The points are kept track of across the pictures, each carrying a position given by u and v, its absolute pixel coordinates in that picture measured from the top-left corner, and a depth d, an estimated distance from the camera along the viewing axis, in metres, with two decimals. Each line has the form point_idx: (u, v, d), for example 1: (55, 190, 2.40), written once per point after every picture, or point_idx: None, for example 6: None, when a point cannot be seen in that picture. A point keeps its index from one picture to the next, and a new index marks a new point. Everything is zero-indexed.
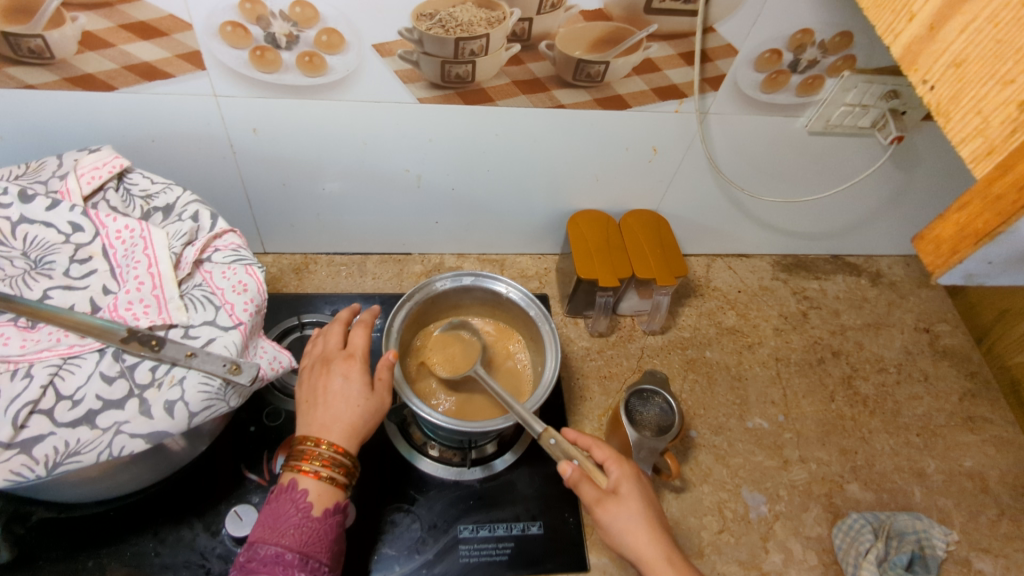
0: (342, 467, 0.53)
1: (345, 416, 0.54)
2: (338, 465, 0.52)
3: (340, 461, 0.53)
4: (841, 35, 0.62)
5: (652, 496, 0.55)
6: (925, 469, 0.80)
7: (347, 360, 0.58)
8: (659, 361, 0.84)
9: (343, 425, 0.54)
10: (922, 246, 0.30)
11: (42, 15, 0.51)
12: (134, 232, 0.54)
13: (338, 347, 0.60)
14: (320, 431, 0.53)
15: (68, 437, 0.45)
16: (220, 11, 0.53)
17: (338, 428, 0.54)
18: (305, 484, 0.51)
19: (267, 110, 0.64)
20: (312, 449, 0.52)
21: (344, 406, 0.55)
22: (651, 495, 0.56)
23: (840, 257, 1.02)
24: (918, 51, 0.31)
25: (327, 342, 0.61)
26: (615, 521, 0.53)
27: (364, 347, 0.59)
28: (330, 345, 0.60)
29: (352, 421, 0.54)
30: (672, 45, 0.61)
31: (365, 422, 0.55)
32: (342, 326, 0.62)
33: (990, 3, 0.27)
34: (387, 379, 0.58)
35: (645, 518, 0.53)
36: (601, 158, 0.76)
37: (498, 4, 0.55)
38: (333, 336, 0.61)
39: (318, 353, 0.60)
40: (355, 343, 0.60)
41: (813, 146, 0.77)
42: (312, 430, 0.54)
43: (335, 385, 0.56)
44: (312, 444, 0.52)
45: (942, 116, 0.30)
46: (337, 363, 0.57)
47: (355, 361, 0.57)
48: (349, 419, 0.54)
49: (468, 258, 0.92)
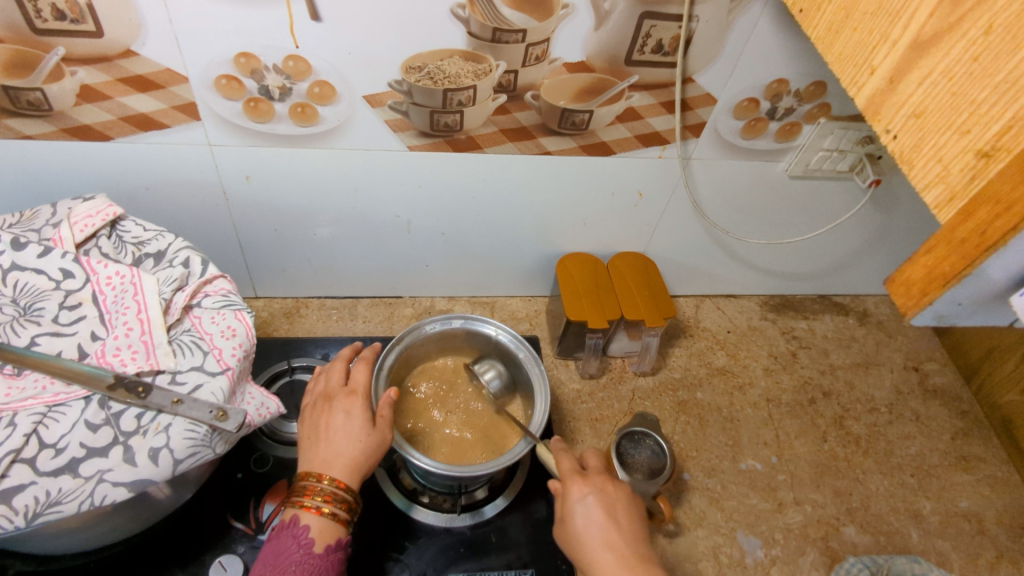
0: (343, 503, 0.52)
1: (347, 451, 0.54)
2: (340, 501, 0.52)
3: (342, 497, 0.52)
4: (815, 84, 0.65)
5: (592, 509, 0.53)
6: (921, 510, 0.79)
7: (348, 396, 0.58)
8: (650, 403, 0.83)
9: (344, 461, 0.53)
10: (894, 289, 0.31)
11: (42, 70, 0.53)
12: (124, 278, 0.54)
13: (339, 384, 0.60)
14: (322, 467, 0.53)
15: (49, 486, 0.45)
16: (215, 65, 0.55)
17: (340, 463, 0.53)
18: (307, 520, 0.51)
19: (259, 158, 0.65)
20: (315, 484, 0.52)
21: (345, 441, 0.54)
22: (594, 505, 0.53)
23: (827, 297, 1.03)
24: (880, 102, 0.32)
25: (327, 380, 0.61)
26: (568, 544, 0.53)
27: (365, 384, 0.60)
28: (331, 383, 0.60)
29: (353, 456, 0.54)
30: (653, 94, 0.63)
31: (367, 459, 0.55)
32: (343, 363, 0.62)
33: (943, 59, 0.28)
34: (389, 415, 0.58)
35: (585, 543, 0.51)
36: (588, 203, 0.77)
37: (484, 57, 0.57)
38: (333, 373, 0.61)
39: (319, 390, 0.60)
40: (357, 380, 0.60)
41: (795, 190, 0.79)
42: (314, 466, 0.53)
43: (338, 421, 0.55)
44: (315, 479, 0.52)
45: (906, 164, 0.31)
46: (338, 400, 0.57)
47: (356, 397, 0.57)
48: (351, 454, 0.54)
49: (458, 301, 0.93)
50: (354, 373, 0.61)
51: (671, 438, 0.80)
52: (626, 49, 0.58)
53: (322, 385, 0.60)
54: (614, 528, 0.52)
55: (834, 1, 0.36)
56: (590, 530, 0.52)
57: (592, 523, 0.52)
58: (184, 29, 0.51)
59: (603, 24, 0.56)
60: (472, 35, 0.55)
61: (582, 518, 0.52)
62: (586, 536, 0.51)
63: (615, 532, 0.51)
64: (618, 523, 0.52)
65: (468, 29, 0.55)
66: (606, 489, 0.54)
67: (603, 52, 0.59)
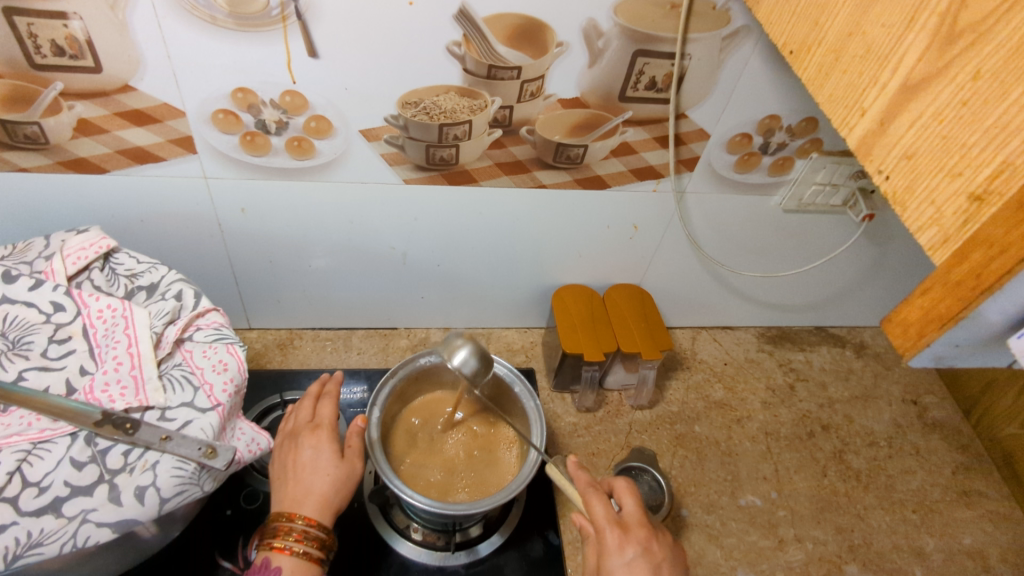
0: (316, 540, 0.52)
1: (316, 486, 0.55)
2: (312, 538, 0.52)
3: (314, 534, 0.52)
4: (807, 121, 0.66)
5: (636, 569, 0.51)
6: (924, 548, 0.78)
7: (313, 431, 0.59)
8: (647, 437, 0.82)
9: (315, 497, 0.54)
10: (891, 329, 0.31)
11: (40, 104, 0.53)
12: (116, 311, 0.53)
13: (306, 421, 0.61)
14: (293, 506, 0.54)
15: (31, 526, 0.44)
16: (213, 99, 0.55)
17: (310, 500, 0.54)
18: (279, 561, 0.51)
19: (256, 191, 0.65)
20: (286, 524, 0.52)
21: (314, 476, 0.55)
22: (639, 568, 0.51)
23: (824, 329, 1.02)
24: (872, 143, 0.32)
25: (296, 417, 0.62)
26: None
27: (330, 417, 0.61)
28: (299, 419, 0.61)
29: (324, 491, 0.55)
30: (647, 129, 0.64)
31: (336, 492, 0.56)
32: (312, 399, 0.63)
33: (934, 101, 0.28)
34: (358, 445, 0.59)
35: None
36: (584, 235, 0.77)
37: (480, 92, 0.58)
38: (302, 409, 0.62)
39: (288, 428, 0.61)
40: (323, 415, 0.61)
41: (789, 223, 0.79)
42: (285, 506, 0.54)
43: (305, 458, 0.56)
44: (285, 519, 0.52)
45: (899, 205, 0.31)
46: (304, 436, 0.58)
47: (322, 432, 0.59)
48: (321, 489, 0.55)
49: (454, 332, 0.92)
50: (319, 409, 0.62)
51: (668, 472, 0.79)
52: (619, 85, 0.59)
53: (291, 423, 0.61)
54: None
55: (823, 43, 0.36)
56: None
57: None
58: (182, 64, 0.52)
59: (597, 61, 0.57)
60: (467, 72, 0.56)
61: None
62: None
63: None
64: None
65: (464, 66, 0.56)
66: (649, 546, 0.53)
67: (597, 89, 0.59)
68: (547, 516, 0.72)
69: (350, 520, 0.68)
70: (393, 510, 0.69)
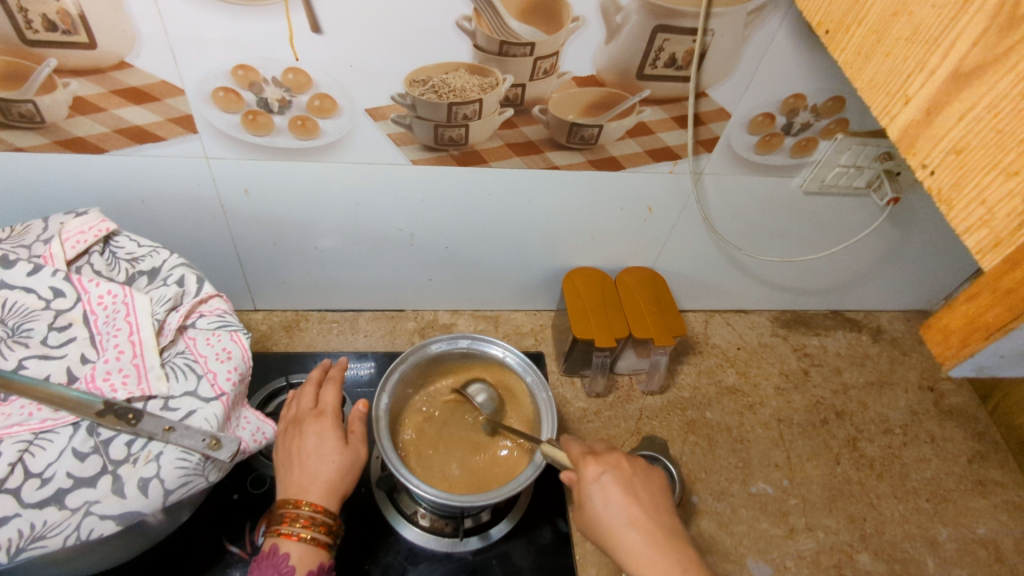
0: (323, 526, 0.51)
1: (322, 474, 0.53)
2: (319, 524, 0.51)
3: (321, 520, 0.52)
4: (833, 99, 0.63)
5: (611, 488, 0.49)
6: (937, 537, 0.77)
7: (317, 419, 0.58)
8: (658, 423, 0.81)
9: (320, 484, 0.53)
10: (931, 335, 0.29)
11: (34, 82, 0.51)
12: (116, 297, 0.52)
13: (308, 408, 0.59)
14: (299, 493, 0.53)
15: (34, 519, 0.43)
16: (213, 77, 0.53)
17: (316, 486, 0.53)
18: (287, 548, 0.50)
19: (257, 171, 0.63)
20: (292, 510, 0.51)
21: (319, 463, 0.54)
22: (612, 485, 0.49)
23: (840, 313, 1.00)
24: (917, 134, 0.30)
25: (298, 405, 0.60)
26: (588, 528, 0.49)
27: (334, 404, 0.59)
28: (301, 407, 0.59)
29: (329, 477, 0.54)
30: (665, 109, 0.61)
31: (343, 477, 0.55)
32: (313, 386, 0.62)
33: (990, 92, 0.26)
34: (360, 431, 0.58)
35: (610, 526, 0.47)
36: (596, 218, 0.75)
37: (491, 70, 0.55)
38: (303, 397, 0.61)
39: (290, 417, 0.59)
40: (327, 401, 0.60)
41: (810, 206, 0.77)
42: (291, 493, 0.53)
43: (309, 445, 0.55)
44: (292, 506, 0.51)
45: (944, 203, 0.28)
46: (307, 423, 0.57)
47: (325, 419, 0.57)
48: (327, 476, 0.54)
49: (462, 315, 0.91)
50: (322, 396, 0.60)
51: (679, 459, 0.78)
52: (637, 63, 0.56)
53: (293, 410, 0.60)
54: (639, 505, 0.48)
55: (864, 23, 0.34)
56: (615, 514, 0.48)
57: (617, 502, 0.48)
58: (179, 39, 0.49)
59: (614, 38, 0.54)
60: (478, 48, 0.53)
61: (602, 499, 0.48)
62: (608, 522, 0.47)
63: (638, 509, 0.48)
64: (640, 497, 0.49)
65: (475, 42, 0.53)
66: (621, 466, 0.51)
67: (614, 67, 0.56)
68: (555, 504, 0.71)
69: (358, 505, 0.67)
70: (400, 496, 0.68)
